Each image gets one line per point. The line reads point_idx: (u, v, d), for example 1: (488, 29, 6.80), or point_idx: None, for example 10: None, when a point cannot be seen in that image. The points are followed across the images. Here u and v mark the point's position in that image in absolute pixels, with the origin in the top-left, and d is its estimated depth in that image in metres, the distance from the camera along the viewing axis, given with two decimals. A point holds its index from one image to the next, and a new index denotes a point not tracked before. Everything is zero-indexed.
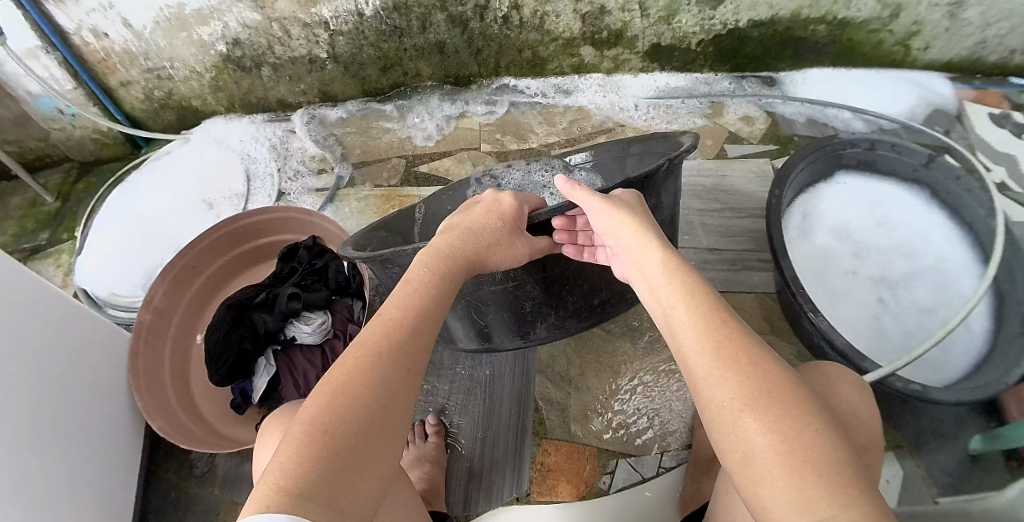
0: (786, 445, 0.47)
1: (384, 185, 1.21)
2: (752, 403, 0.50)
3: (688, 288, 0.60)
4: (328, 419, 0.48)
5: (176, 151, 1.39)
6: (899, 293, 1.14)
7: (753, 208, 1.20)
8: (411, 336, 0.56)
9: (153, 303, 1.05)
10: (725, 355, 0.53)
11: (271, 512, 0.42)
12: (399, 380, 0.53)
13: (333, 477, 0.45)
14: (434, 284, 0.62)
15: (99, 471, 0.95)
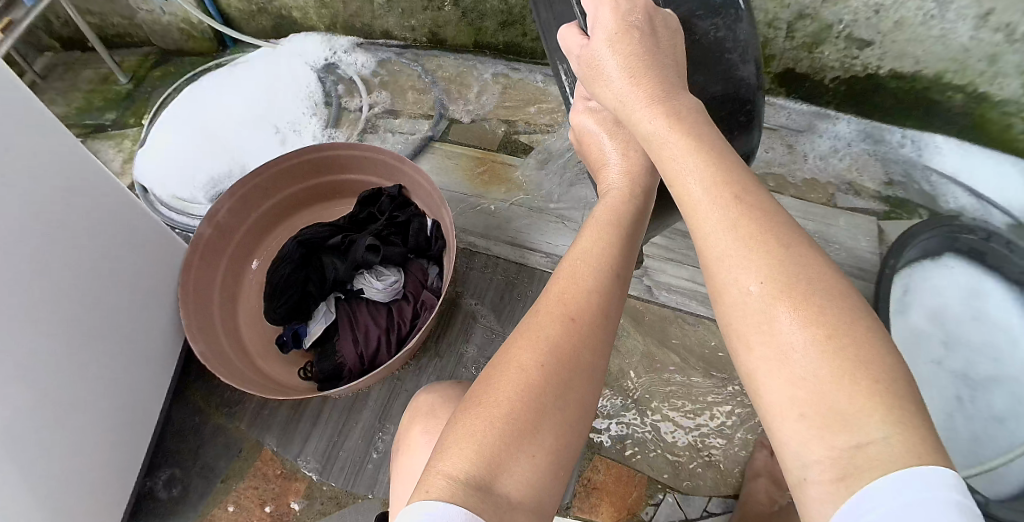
0: (830, 345, 0.35)
1: (480, 148, 1.12)
2: (786, 287, 0.38)
3: (698, 137, 0.47)
4: (491, 394, 0.44)
5: (257, 59, 1.31)
6: (977, 396, 1.08)
7: (850, 267, 1.13)
8: (584, 291, 0.49)
9: (217, 218, 0.99)
10: (749, 230, 0.41)
11: (436, 499, 0.39)
12: (561, 337, 0.47)
13: (494, 456, 0.41)
14: (609, 232, 0.55)
15: (134, 381, 0.92)
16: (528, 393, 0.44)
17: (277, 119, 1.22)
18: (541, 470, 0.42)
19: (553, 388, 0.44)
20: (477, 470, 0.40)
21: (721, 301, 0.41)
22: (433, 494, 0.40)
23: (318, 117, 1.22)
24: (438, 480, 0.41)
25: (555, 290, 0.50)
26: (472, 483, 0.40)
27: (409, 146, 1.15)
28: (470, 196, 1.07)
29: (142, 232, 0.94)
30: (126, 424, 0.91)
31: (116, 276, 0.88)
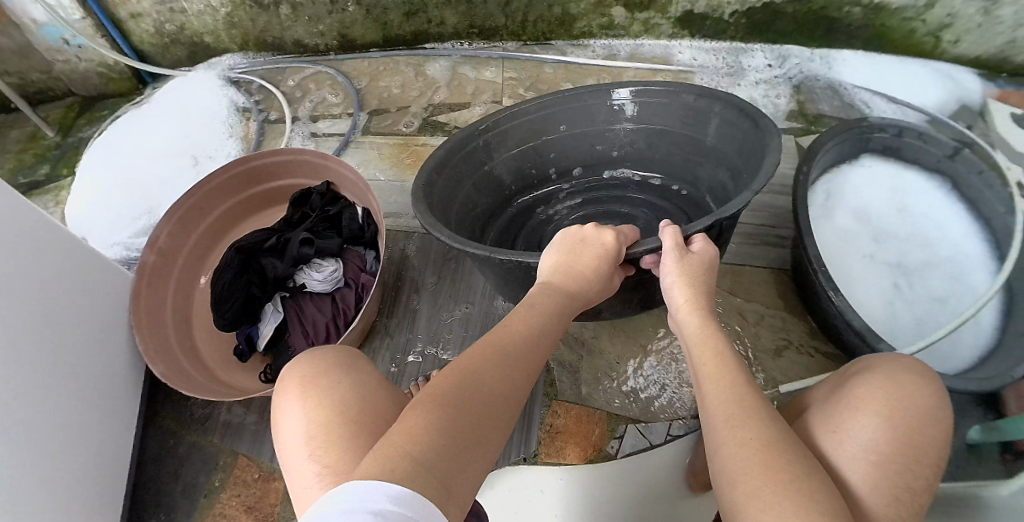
0: (792, 482, 0.46)
1: (400, 134, 1.16)
2: (764, 446, 0.49)
3: (716, 348, 0.61)
4: (451, 402, 0.51)
5: (159, 99, 1.34)
6: (915, 281, 1.13)
7: (776, 184, 1.18)
8: (525, 351, 0.60)
9: (158, 244, 1.02)
10: (744, 404, 0.53)
11: (397, 479, 0.42)
12: (510, 382, 0.56)
13: (450, 455, 0.47)
14: (548, 318, 0.65)
15: (105, 413, 0.94)
16: (484, 414, 0.51)
17: (197, 148, 1.25)
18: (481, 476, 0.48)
19: (488, 427, 0.51)
20: (423, 453, 0.45)
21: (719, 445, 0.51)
22: (396, 474, 0.43)
23: (242, 132, 1.25)
24: (400, 462, 0.44)
25: (489, 350, 0.58)
26: (430, 466, 0.44)
27: (335, 144, 1.17)
28: (398, 182, 1.10)
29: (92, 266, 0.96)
30: (105, 459, 0.93)
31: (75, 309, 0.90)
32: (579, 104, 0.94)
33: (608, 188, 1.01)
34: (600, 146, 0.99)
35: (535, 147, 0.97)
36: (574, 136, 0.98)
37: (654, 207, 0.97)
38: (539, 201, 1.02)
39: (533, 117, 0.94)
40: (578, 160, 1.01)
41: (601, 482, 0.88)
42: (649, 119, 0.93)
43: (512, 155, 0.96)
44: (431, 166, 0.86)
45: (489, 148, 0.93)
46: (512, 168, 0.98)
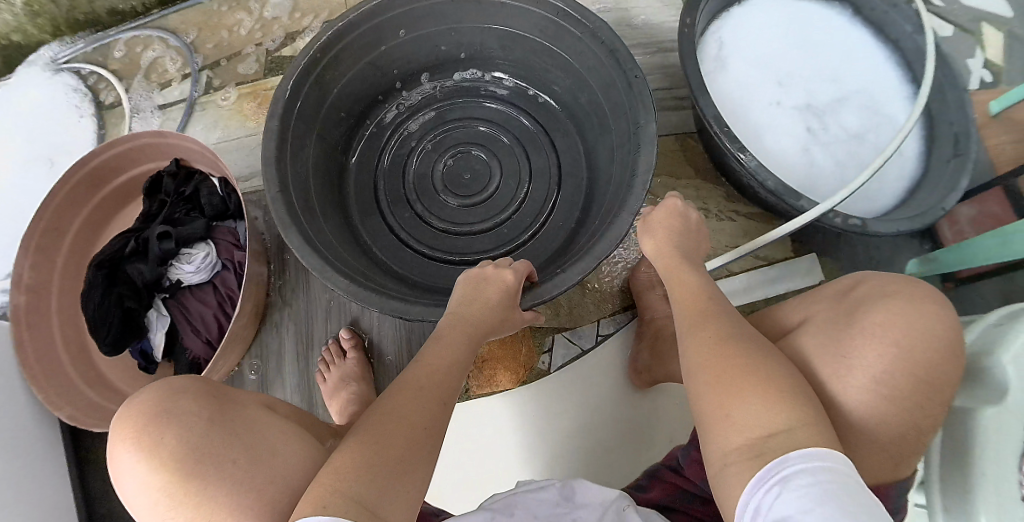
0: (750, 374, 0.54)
1: (243, 83, 1.08)
2: (717, 359, 0.57)
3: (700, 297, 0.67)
4: (374, 438, 0.52)
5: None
6: (828, 121, 1.08)
7: (662, 42, 1.10)
8: (446, 383, 0.62)
9: (23, 282, 0.93)
10: (725, 335, 0.59)
11: (325, 512, 0.46)
12: (432, 409, 0.58)
13: (374, 488, 0.48)
14: (461, 352, 0.66)
15: (25, 465, 0.90)
16: (411, 443, 0.53)
17: (48, 150, 1.12)
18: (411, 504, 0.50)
19: (419, 447, 0.53)
20: (360, 491, 0.48)
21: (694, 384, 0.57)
22: (322, 505, 0.46)
23: (90, 115, 1.12)
24: (330, 499, 0.47)
25: (427, 374, 0.61)
26: (364, 504, 0.47)
27: (179, 113, 1.09)
28: (251, 138, 1.05)
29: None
30: (34, 509, 0.89)
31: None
32: (443, 6, 0.85)
33: (450, 87, 1.02)
34: (445, 44, 0.94)
35: (377, 56, 0.89)
36: (416, 38, 0.90)
37: (503, 110, 1.01)
38: (376, 106, 0.98)
39: (381, 23, 0.84)
40: (422, 61, 0.96)
41: (540, 398, 0.90)
42: (501, 20, 0.88)
43: (354, 72, 0.88)
44: (279, 130, 0.75)
45: (328, 72, 0.83)
46: (357, 92, 0.92)
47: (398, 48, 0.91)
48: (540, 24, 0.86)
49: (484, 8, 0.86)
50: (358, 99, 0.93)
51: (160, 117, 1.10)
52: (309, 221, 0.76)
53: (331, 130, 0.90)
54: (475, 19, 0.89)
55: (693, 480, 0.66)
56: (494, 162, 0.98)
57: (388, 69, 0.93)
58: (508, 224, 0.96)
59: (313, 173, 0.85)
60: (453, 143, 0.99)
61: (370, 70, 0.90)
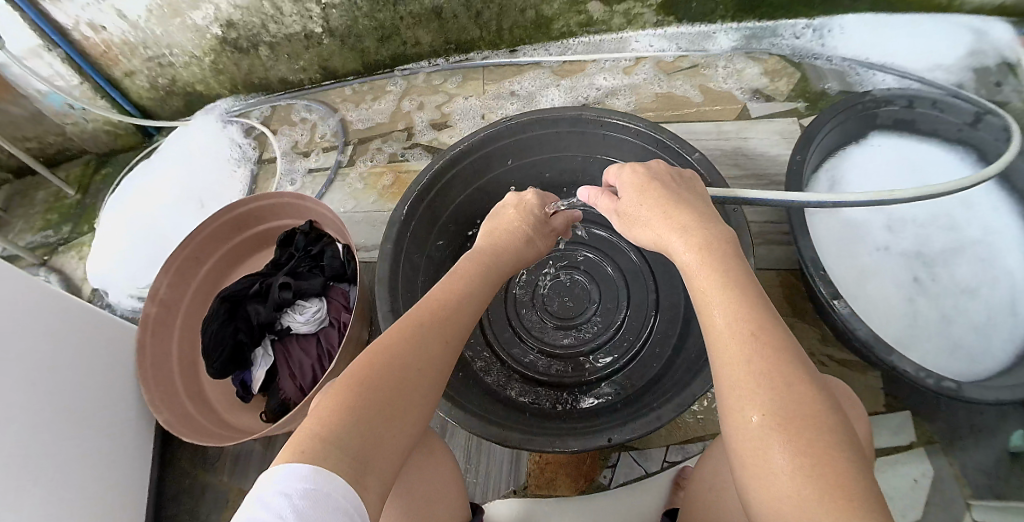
0: (807, 463, 0.46)
1: (384, 160, 1.23)
2: (785, 424, 0.48)
3: (753, 318, 0.54)
4: (362, 384, 0.51)
5: (173, 141, 1.38)
6: (937, 272, 1.06)
7: (774, 175, 1.13)
8: (453, 313, 0.61)
9: (158, 295, 1.05)
10: (789, 380, 0.51)
11: (298, 460, 0.44)
12: (432, 355, 0.56)
13: (350, 441, 0.47)
14: (472, 279, 0.67)
15: (119, 461, 0.99)
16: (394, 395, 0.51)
17: (201, 192, 1.31)
18: (382, 467, 0.48)
19: (408, 388, 0.53)
20: (343, 439, 0.46)
21: (748, 453, 0.50)
22: (291, 457, 0.44)
23: (244, 168, 1.31)
24: (299, 448, 0.45)
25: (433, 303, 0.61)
26: (347, 454, 0.46)
27: (319, 180, 1.24)
28: (379, 212, 1.18)
29: (90, 326, 0.99)
30: (117, 501, 0.97)
31: (78, 373, 0.94)
32: (550, 133, 0.95)
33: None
34: (551, 170, 1.03)
35: (484, 183, 0.99)
36: (522, 165, 1.00)
37: (607, 238, 1.06)
38: (485, 224, 1.07)
39: (494, 148, 0.94)
40: (529, 183, 1.04)
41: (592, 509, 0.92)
42: (604, 149, 0.96)
43: (465, 194, 0.98)
44: (392, 252, 0.86)
45: (444, 191, 0.94)
46: (465, 205, 1.00)
47: (511, 164, 0.99)
48: (641, 155, 0.93)
49: (585, 137, 0.94)
50: (470, 201, 1.00)
51: (306, 177, 1.26)
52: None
53: (444, 223, 0.98)
54: (581, 150, 0.97)
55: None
56: (592, 290, 1.03)
57: (496, 186, 1.01)
58: (603, 349, 0.99)
59: (423, 279, 0.94)
60: (552, 263, 1.05)
61: (483, 186, 1.00)
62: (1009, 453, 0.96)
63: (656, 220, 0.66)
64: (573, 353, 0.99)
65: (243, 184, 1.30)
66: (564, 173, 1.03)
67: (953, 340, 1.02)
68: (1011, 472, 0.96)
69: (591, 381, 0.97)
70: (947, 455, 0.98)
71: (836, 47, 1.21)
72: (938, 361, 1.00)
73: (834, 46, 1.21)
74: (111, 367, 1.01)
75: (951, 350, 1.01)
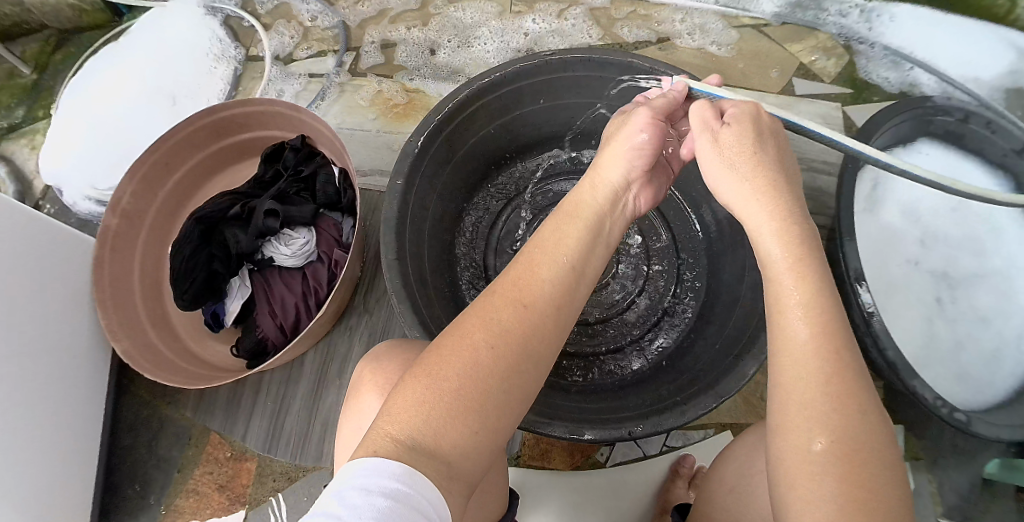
0: (857, 498, 0.40)
1: (389, 75, 1.09)
2: (838, 445, 0.42)
3: (823, 313, 0.46)
4: (455, 362, 0.44)
5: (144, 25, 1.20)
6: (958, 295, 1.01)
7: (811, 160, 1.04)
8: (560, 272, 0.51)
9: (121, 205, 0.93)
10: (847, 397, 0.44)
11: (379, 455, 0.39)
12: (534, 323, 0.47)
13: (435, 429, 0.41)
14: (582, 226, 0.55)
15: (69, 392, 0.90)
16: (486, 372, 0.44)
17: (174, 86, 1.15)
18: (478, 451, 0.42)
19: (505, 376, 0.44)
20: (422, 436, 0.41)
21: (789, 462, 0.44)
22: (375, 451, 0.40)
23: (226, 66, 1.15)
24: (384, 441, 0.40)
25: (534, 265, 0.51)
26: (427, 453, 0.40)
27: (309, 88, 1.10)
28: (379, 133, 1.05)
29: (40, 240, 0.86)
30: (66, 431, 0.89)
31: (25, 295, 0.83)
32: (591, 75, 0.82)
33: (577, 162, 0.99)
34: (584, 117, 0.91)
35: (510, 120, 0.88)
36: (554, 107, 0.88)
37: None
38: (498, 169, 0.96)
39: (525, 85, 0.82)
40: (558, 127, 0.93)
41: (585, 488, 0.87)
42: None
43: (487, 131, 0.87)
44: (403, 190, 0.75)
45: (464, 128, 0.82)
46: (483, 150, 0.89)
47: (542, 106, 0.88)
48: None
49: (630, 87, 0.83)
50: (490, 150, 0.90)
51: (302, 86, 1.10)
52: (415, 275, 0.77)
53: (458, 173, 0.87)
54: (623, 99, 0.86)
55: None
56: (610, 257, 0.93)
57: (523, 128, 0.91)
58: (614, 321, 0.91)
59: (430, 229, 0.83)
60: None
61: (506, 128, 0.89)
62: (984, 479, 0.96)
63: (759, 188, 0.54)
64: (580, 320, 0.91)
65: (225, 84, 1.14)
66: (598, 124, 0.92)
67: (958, 366, 0.98)
68: (982, 499, 0.95)
69: (596, 352, 0.89)
70: (929, 473, 0.97)
71: (879, 33, 1.09)
72: (941, 384, 0.97)
73: (877, 32, 1.09)
74: (64, 289, 0.90)
75: (958, 376, 0.98)
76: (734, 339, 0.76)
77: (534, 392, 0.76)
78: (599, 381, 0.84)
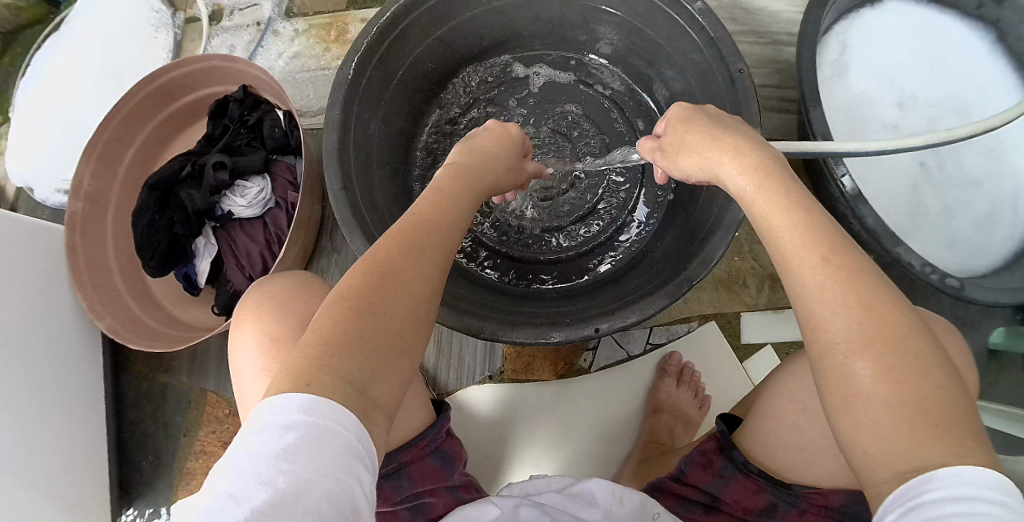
0: (896, 390, 0.39)
1: (327, 12, 1.05)
2: (864, 346, 0.40)
3: (823, 239, 0.45)
4: (373, 297, 0.46)
5: (78, 6, 1.17)
6: (946, 159, 0.97)
7: (777, 34, 0.98)
8: (446, 235, 0.54)
9: (83, 189, 0.92)
10: (870, 302, 0.41)
11: (309, 391, 0.40)
12: (439, 276, 0.51)
13: (369, 362, 0.43)
14: (461, 197, 0.60)
15: (67, 382, 0.92)
16: (407, 313, 0.47)
17: (120, 64, 1.14)
18: (402, 383, 0.46)
19: (417, 311, 0.47)
20: (358, 375, 0.42)
21: (823, 380, 0.42)
22: (304, 385, 0.41)
23: (166, 34, 1.14)
24: (319, 377, 0.41)
25: (426, 220, 0.54)
26: (356, 385, 0.42)
27: (251, 38, 1.07)
28: (326, 71, 1.03)
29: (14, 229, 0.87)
30: (66, 414, 0.91)
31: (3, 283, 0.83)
32: None
33: (534, 67, 0.95)
34: (524, 19, 0.88)
35: (447, 33, 0.85)
36: (491, 12, 0.85)
37: (592, 98, 0.94)
38: (444, 86, 0.93)
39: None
40: (497, 32, 0.90)
41: (575, 395, 0.88)
42: None
43: (423, 48, 0.84)
44: (340, 120, 0.73)
45: (397, 47, 0.79)
46: (425, 69, 0.87)
47: (478, 12, 0.84)
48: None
49: None
50: (433, 67, 0.88)
51: (249, 37, 1.07)
52: (367, 202, 0.76)
53: (399, 95, 0.85)
54: None
55: (695, 485, 0.63)
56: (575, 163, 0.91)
57: (466, 39, 0.88)
58: (575, 225, 0.90)
59: (377, 154, 0.82)
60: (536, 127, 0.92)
61: (444, 43, 0.86)
62: (989, 348, 0.94)
63: (698, 146, 0.58)
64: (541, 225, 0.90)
65: (167, 52, 1.14)
66: (541, 25, 0.90)
67: (952, 234, 0.95)
68: (988, 369, 0.93)
69: (580, 253, 0.88)
70: None
71: None
72: (933, 253, 0.94)
73: None
74: (46, 277, 0.91)
75: (951, 244, 0.94)
76: (695, 228, 0.74)
77: (507, 303, 0.75)
78: (571, 285, 0.84)
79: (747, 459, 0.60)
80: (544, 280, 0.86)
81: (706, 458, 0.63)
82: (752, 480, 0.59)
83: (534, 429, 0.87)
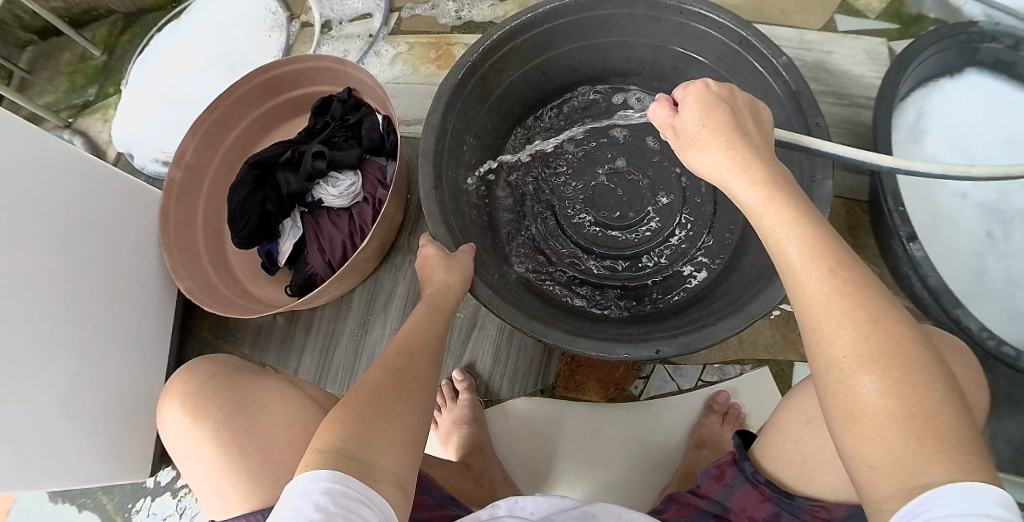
0: (900, 404, 0.40)
1: (430, 31, 1.13)
2: (871, 361, 0.41)
3: (829, 252, 0.45)
4: (352, 395, 0.53)
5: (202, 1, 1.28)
6: (1014, 233, 0.97)
7: (857, 97, 1.01)
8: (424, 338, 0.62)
9: (185, 159, 1.00)
10: (876, 316, 0.42)
11: (320, 462, 0.47)
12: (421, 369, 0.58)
13: (361, 428, 0.49)
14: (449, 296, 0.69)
15: (137, 336, 0.98)
16: (381, 395, 0.53)
17: (231, 56, 1.23)
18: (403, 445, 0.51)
19: (396, 391, 0.54)
20: (346, 443, 0.48)
21: (828, 392, 0.43)
22: (312, 462, 0.47)
23: (278, 35, 1.23)
24: (314, 455, 0.48)
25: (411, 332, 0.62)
26: (347, 454, 0.47)
27: (363, 47, 1.15)
28: (423, 84, 1.10)
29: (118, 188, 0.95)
30: (133, 366, 0.97)
31: (95, 234, 0.90)
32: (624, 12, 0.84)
33: (619, 94, 0.98)
34: (617, 57, 0.93)
35: (546, 61, 0.90)
36: (587, 48, 0.91)
37: None
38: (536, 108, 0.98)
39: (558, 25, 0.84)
40: (590, 66, 0.95)
41: (619, 419, 0.90)
42: (680, 41, 0.86)
43: (520, 73, 0.90)
44: (440, 124, 0.78)
45: (498, 67, 0.85)
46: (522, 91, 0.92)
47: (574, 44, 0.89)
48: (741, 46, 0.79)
49: (663, 24, 0.84)
50: (529, 90, 0.94)
51: (359, 45, 1.15)
52: (453, 197, 0.80)
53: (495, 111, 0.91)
54: (654, 33, 0.87)
55: (706, 495, 0.63)
56: (643, 194, 0.94)
57: (562, 68, 0.93)
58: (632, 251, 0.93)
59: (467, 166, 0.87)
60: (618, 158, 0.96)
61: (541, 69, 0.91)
62: None
63: (717, 143, 0.56)
64: (578, 241, 0.94)
65: (277, 51, 1.22)
66: (629, 65, 0.95)
67: (1013, 307, 0.94)
68: None
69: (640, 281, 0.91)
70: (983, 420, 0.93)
71: None
72: (994, 324, 0.93)
73: None
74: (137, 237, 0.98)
75: (1012, 319, 0.93)
76: (763, 268, 0.76)
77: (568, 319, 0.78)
78: (632, 312, 0.86)
79: (755, 469, 0.61)
80: (606, 304, 0.89)
81: (719, 469, 0.64)
82: (759, 490, 0.60)
83: (573, 447, 0.89)
